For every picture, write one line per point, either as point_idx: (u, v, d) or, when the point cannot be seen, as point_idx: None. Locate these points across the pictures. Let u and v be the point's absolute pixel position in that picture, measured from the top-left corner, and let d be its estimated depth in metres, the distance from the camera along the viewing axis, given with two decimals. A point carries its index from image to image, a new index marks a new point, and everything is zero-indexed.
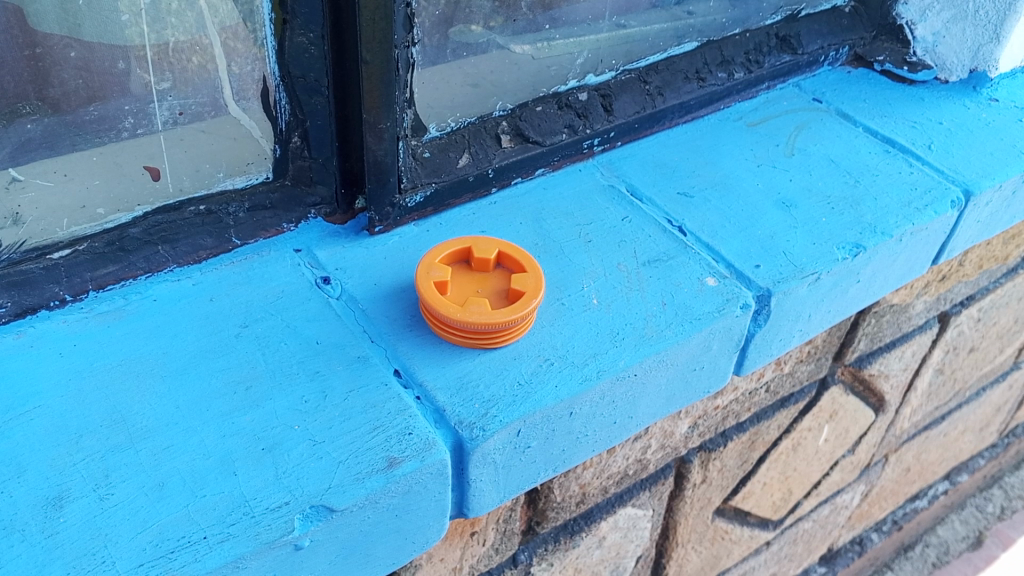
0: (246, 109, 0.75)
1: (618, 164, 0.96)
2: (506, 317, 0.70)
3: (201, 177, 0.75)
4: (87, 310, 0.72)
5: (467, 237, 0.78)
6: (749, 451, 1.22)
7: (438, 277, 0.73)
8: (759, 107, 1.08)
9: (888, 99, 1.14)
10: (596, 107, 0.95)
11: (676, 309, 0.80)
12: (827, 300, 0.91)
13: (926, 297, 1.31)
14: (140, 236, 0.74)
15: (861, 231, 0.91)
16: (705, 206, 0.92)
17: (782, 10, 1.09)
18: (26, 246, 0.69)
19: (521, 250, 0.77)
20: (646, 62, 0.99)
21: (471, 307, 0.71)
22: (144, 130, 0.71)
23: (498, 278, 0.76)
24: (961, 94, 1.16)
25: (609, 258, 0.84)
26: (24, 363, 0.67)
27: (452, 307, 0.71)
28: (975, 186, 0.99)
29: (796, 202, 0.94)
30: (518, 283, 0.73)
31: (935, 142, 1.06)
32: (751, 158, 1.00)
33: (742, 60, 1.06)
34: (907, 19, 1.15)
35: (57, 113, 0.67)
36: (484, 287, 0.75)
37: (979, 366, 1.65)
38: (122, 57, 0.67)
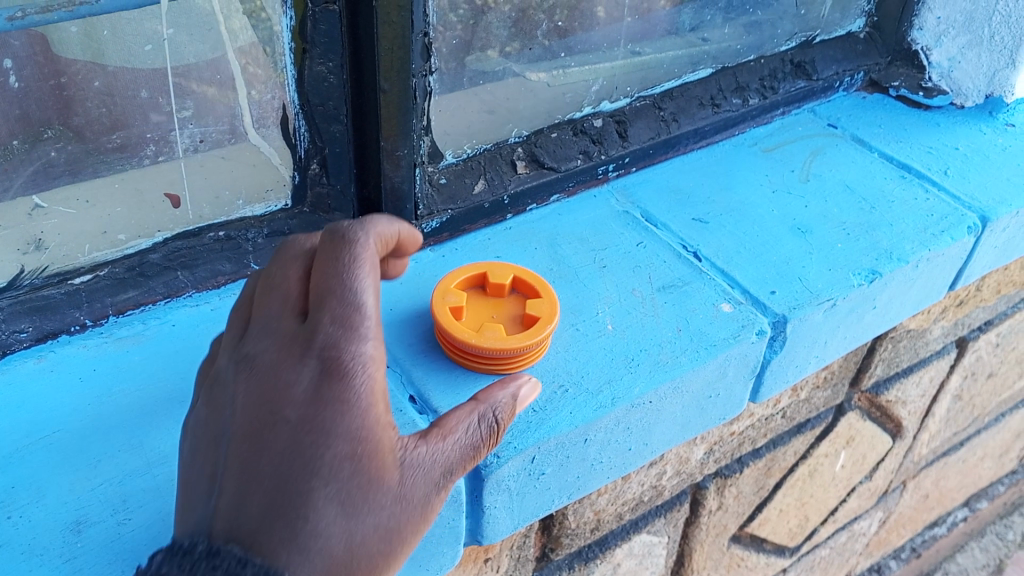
0: (266, 137, 0.76)
1: (632, 189, 0.97)
2: (520, 342, 0.71)
3: (220, 204, 0.76)
4: (106, 334, 0.73)
5: (482, 263, 0.78)
6: (766, 476, 1.21)
7: (453, 302, 0.74)
8: (774, 133, 1.09)
9: (903, 124, 1.14)
10: (611, 133, 0.95)
11: (691, 335, 0.80)
12: (843, 326, 0.90)
13: (943, 323, 1.31)
14: (160, 261, 0.75)
15: (877, 257, 0.91)
16: (720, 232, 0.92)
17: (796, 37, 1.09)
18: (49, 271, 0.70)
19: (536, 275, 0.78)
20: (661, 88, 0.99)
21: (487, 333, 0.72)
22: (165, 157, 0.72)
23: (514, 304, 0.76)
24: (977, 119, 1.16)
25: (624, 283, 0.84)
26: (45, 387, 0.68)
27: (468, 332, 0.72)
28: (992, 213, 0.99)
29: (812, 228, 0.94)
30: (534, 309, 0.74)
31: (951, 168, 1.06)
32: (767, 184, 1.00)
33: (757, 86, 1.07)
34: (922, 44, 1.15)
35: (81, 140, 0.68)
36: (500, 313, 0.75)
37: (998, 391, 1.63)
38: (145, 86, 0.68)
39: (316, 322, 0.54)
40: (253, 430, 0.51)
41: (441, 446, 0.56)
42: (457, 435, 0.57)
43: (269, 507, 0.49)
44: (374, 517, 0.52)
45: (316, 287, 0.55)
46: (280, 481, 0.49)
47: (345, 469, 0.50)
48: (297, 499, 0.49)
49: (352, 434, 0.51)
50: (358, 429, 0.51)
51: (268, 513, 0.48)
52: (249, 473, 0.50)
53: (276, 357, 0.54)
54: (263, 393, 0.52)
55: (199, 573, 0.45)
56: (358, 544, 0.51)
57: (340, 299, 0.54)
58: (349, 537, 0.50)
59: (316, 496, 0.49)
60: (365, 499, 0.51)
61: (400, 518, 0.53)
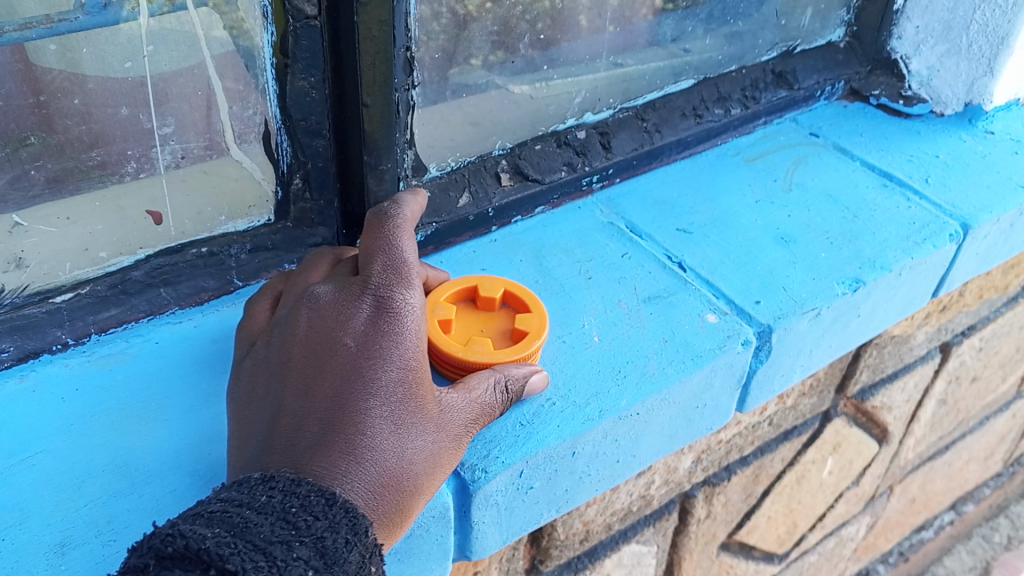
0: (248, 152, 0.75)
1: (617, 201, 0.97)
2: (507, 358, 0.70)
3: (202, 220, 0.76)
4: (88, 353, 0.72)
5: (470, 276, 0.78)
6: (753, 484, 1.21)
7: (443, 315, 0.73)
8: (756, 142, 1.09)
9: (884, 132, 1.15)
10: (595, 145, 0.96)
11: (676, 346, 0.80)
12: (827, 335, 0.90)
13: (927, 328, 1.31)
14: (142, 278, 0.74)
15: (860, 265, 0.91)
16: (704, 242, 0.92)
17: (778, 46, 1.10)
18: (29, 289, 0.70)
19: (526, 290, 0.78)
20: (644, 100, 1.00)
21: (474, 347, 0.71)
22: (147, 173, 0.72)
23: (503, 318, 0.76)
24: (956, 127, 1.17)
25: (610, 295, 0.84)
26: (27, 408, 0.67)
27: (456, 346, 0.71)
28: (973, 220, 1.00)
29: (795, 237, 0.94)
30: (523, 323, 0.74)
31: (932, 176, 1.07)
32: (750, 194, 1.00)
33: (740, 96, 1.07)
34: (901, 53, 1.16)
35: (61, 156, 0.68)
36: (489, 327, 0.75)
37: (982, 395, 1.64)
38: (126, 102, 0.67)
39: (367, 274, 0.67)
40: (316, 362, 0.62)
41: (469, 396, 0.65)
42: (482, 391, 0.66)
43: (328, 427, 0.58)
44: (418, 437, 0.60)
45: (366, 248, 0.68)
46: (338, 404, 0.59)
47: (393, 394, 0.60)
48: (352, 418, 0.59)
49: (400, 363, 0.62)
50: (404, 362, 0.62)
51: (327, 434, 0.58)
52: (310, 398, 0.60)
53: (334, 301, 0.66)
54: (324, 331, 0.64)
55: (262, 492, 0.54)
56: (408, 460, 0.59)
57: (385, 262, 0.67)
58: (399, 452, 0.59)
59: (369, 417, 0.59)
60: (410, 419, 0.61)
61: (441, 440, 0.62)
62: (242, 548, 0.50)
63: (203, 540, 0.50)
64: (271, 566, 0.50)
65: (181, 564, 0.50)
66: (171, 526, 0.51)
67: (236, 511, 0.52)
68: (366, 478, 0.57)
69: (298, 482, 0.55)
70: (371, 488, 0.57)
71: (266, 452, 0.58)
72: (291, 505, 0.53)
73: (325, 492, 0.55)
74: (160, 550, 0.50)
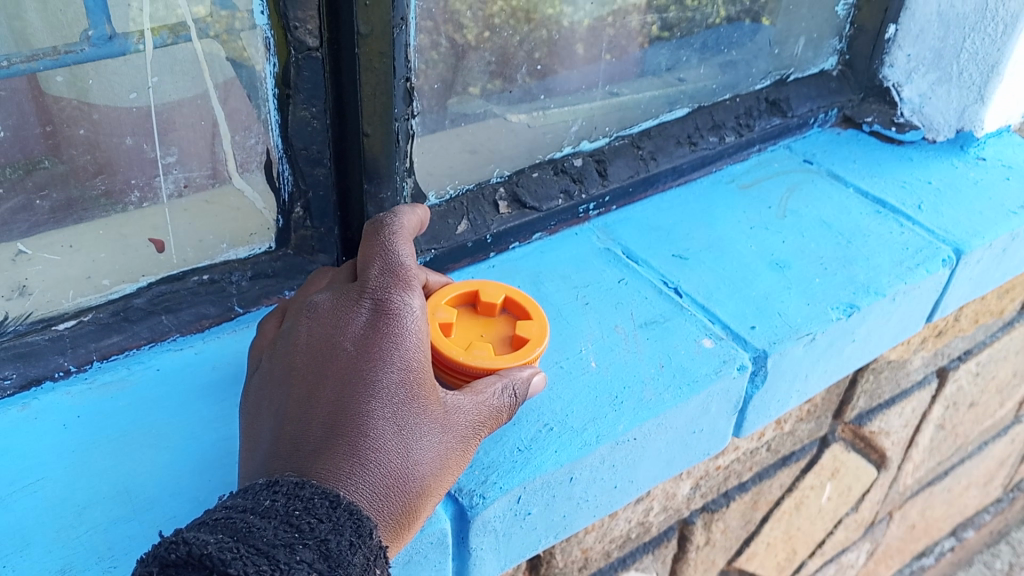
0: (251, 181, 0.76)
1: (613, 227, 0.98)
2: (510, 363, 0.69)
3: (204, 248, 0.77)
4: (90, 380, 0.73)
5: (473, 281, 0.77)
6: (752, 510, 1.21)
7: (443, 319, 0.72)
8: (750, 170, 1.11)
9: (877, 159, 1.17)
10: (592, 173, 0.97)
11: (673, 371, 0.81)
12: (823, 360, 0.91)
13: (923, 353, 1.32)
14: (145, 305, 0.75)
15: (854, 290, 0.92)
16: (700, 268, 0.93)
17: (772, 74, 1.12)
18: (33, 317, 0.70)
19: (527, 296, 0.77)
20: (639, 128, 1.01)
21: (475, 352, 0.71)
22: (150, 202, 0.73)
23: (503, 324, 0.75)
24: (949, 154, 1.19)
25: (607, 320, 0.85)
26: (29, 435, 0.67)
27: (457, 350, 0.70)
28: (965, 245, 1.01)
29: (789, 263, 0.95)
30: (524, 330, 0.73)
31: (925, 203, 1.08)
32: (745, 220, 1.01)
33: (734, 124, 1.09)
34: (893, 82, 1.18)
35: (67, 186, 0.69)
36: (489, 332, 0.74)
37: (980, 420, 1.65)
38: (130, 132, 0.68)
39: (366, 278, 0.66)
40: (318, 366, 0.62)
41: (476, 398, 0.64)
42: (489, 394, 0.65)
43: (330, 430, 0.58)
44: (423, 439, 0.60)
45: (366, 253, 0.68)
46: (339, 406, 0.59)
47: (396, 394, 0.60)
48: (354, 421, 0.58)
49: (402, 361, 0.61)
50: (406, 361, 0.62)
51: (329, 437, 0.58)
52: (313, 401, 0.60)
53: (335, 307, 0.66)
54: (325, 337, 0.64)
55: (264, 496, 0.53)
56: (413, 460, 0.59)
57: (382, 265, 0.67)
58: (403, 453, 0.59)
59: (371, 419, 0.59)
60: (414, 419, 0.60)
61: (446, 440, 0.61)
62: (244, 552, 0.50)
63: (207, 544, 0.49)
64: (274, 569, 0.49)
65: (184, 571, 0.49)
66: (175, 533, 0.51)
67: (239, 517, 0.52)
68: (371, 480, 0.57)
69: (302, 486, 0.55)
70: (376, 490, 0.57)
71: (271, 459, 0.58)
72: (295, 508, 0.53)
73: (329, 495, 0.54)
74: (164, 557, 0.50)
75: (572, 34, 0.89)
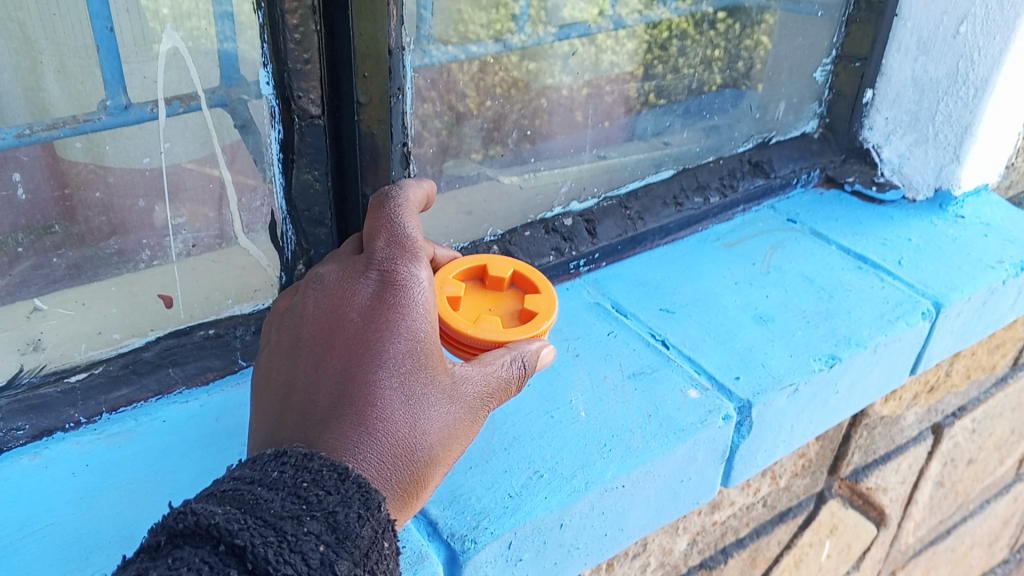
0: (255, 240, 0.81)
1: (603, 283, 1.02)
2: (517, 335, 0.70)
3: (211, 304, 0.81)
4: (99, 431, 0.75)
5: (480, 257, 0.79)
6: (751, 567, 1.23)
7: (451, 292, 0.74)
8: (736, 228, 1.15)
9: (859, 218, 1.21)
10: (581, 231, 1.01)
11: (660, 420, 0.83)
12: (807, 411, 0.94)
13: (916, 408, 1.35)
14: (152, 359, 0.78)
15: (836, 342, 0.96)
16: (686, 321, 0.97)
17: (754, 137, 1.19)
18: (46, 369, 0.74)
19: (534, 273, 0.79)
20: (626, 189, 1.07)
21: (483, 325, 0.72)
22: (160, 260, 0.77)
23: (511, 300, 0.77)
24: (928, 213, 1.23)
25: (596, 371, 0.88)
26: (39, 484, 0.70)
27: (464, 323, 0.71)
28: (944, 299, 1.05)
29: (773, 316, 0.99)
30: (532, 304, 0.74)
31: (905, 258, 1.12)
32: (729, 276, 1.05)
33: (718, 185, 1.14)
34: (873, 143, 1.23)
35: (83, 245, 0.73)
36: (497, 308, 0.76)
37: (980, 477, 1.67)
38: (143, 195, 0.73)
39: (372, 250, 0.66)
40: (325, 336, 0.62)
41: (484, 369, 0.64)
42: (497, 365, 0.65)
43: (337, 399, 0.58)
44: (430, 407, 0.60)
45: (373, 227, 0.68)
46: (346, 376, 0.59)
47: (402, 363, 0.60)
48: (361, 390, 0.58)
49: (408, 331, 0.61)
50: (412, 331, 0.61)
51: (336, 406, 0.58)
52: (319, 372, 0.59)
53: (341, 278, 0.65)
54: (331, 308, 0.63)
55: (273, 468, 0.53)
56: (420, 430, 0.59)
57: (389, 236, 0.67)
58: (410, 421, 0.59)
59: (378, 388, 0.58)
60: (421, 388, 0.60)
61: (454, 409, 0.61)
62: (250, 525, 0.49)
63: (214, 514, 0.49)
64: (281, 541, 0.49)
65: (192, 541, 0.49)
66: (183, 505, 0.51)
67: (247, 488, 0.52)
68: (378, 449, 0.57)
69: (310, 457, 0.54)
70: (383, 460, 0.57)
71: (279, 429, 0.58)
72: (303, 479, 0.53)
73: (337, 467, 0.54)
74: (173, 526, 0.50)
75: (570, 101, 0.97)
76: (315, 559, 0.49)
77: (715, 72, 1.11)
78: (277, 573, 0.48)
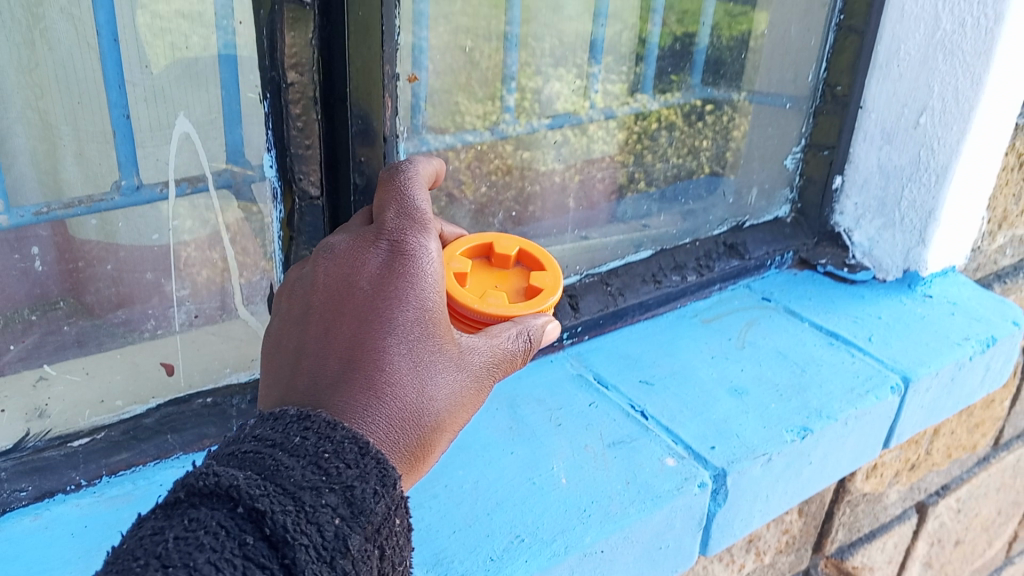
0: (254, 312, 0.86)
1: (585, 355, 1.06)
2: (522, 311, 0.72)
3: (209, 373, 0.85)
4: (98, 493, 0.78)
5: (485, 236, 0.80)
6: None
7: (458, 268, 0.75)
8: (713, 306, 1.20)
9: (831, 296, 1.26)
10: (565, 306, 1.05)
11: (638, 487, 0.87)
12: (782, 481, 0.98)
13: (898, 486, 1.38)
14: (152, 425, 0.82)
15: (807, 415, 1.00)
16: (665, 392, 1.01)
17: (728, 220, 1.25)
18: (51, 434, 0.77)
19: (540, 251, 0.80)
20: (607, 267, 1.12)
21: (489, 301, 0.73)
22: (164, 330, 0.82)
23: (516, 277, 0.78)
24: (897, 292, 1.29)
25: (577, 440, 0.92)
26: (39, 544, 0.72)
27: (472, 298, 0.72)
28: (912, 373, 1.09)
29: (747, 389, 1.03)
30: (537, 281, 0.76)
31: (875, 335, 1.17)
32: (706, 350, 1.10)
33: (694, 265, 1.19)
34: (844, 227, 1.30)
35: (92, 315, 0.79)
36: (503, 284, 0.77)
37: (968, 559, 1.69)
38: (150, 269, 0.79)
39: (381, 219, 0.66)
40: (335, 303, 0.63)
41: (490, 341, 0.66)
42: (503, 338, 0.67)
43: (349, 366, 0.59)
44: (439, 375, 0.62)
45: (381, 197, 0.68)
46: (358, 344, 0.60)
47: (412, 332, 0.61)
48: (372, 356, 0.60)
49: (418, 302, 0.62)
50: (422, 301, 0.62)
51: (348, 372, 0.59)
52: (330, 339, 0.61)
53: (351, 249, 0.65)
54: (340, 276, 0.64)
55: (292, 432, 0.54)
56: (427, 396, 0.61)
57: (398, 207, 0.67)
58: (419, 388, 0.61)
59: (388, 355, 0.60)
60: (430, 357, 0.62)
61: (460, 377, 0.63)
62: (272, 492, 0.51)
63: (236, 478, 0.50)
64: (299, 510, 0.50)
65: (209, 502, 0.50)
66: (202, 467, 0.52)
67: (268, 453, 0.53)
68: (388, 415, 0.59)
69: (333, 426, 0.55)
70: (392, 425, 0.59)
71: (290, 392, 0.59)
72: (325, 449, 0.54)
73: (358, 441, 0.55)
74: (191, 485, 0.51)
75: (563, 186, 1.09)
76: (330, 531, 0.51)
77: (703, 161, 1.22)
78: (295, 542, 0.49)
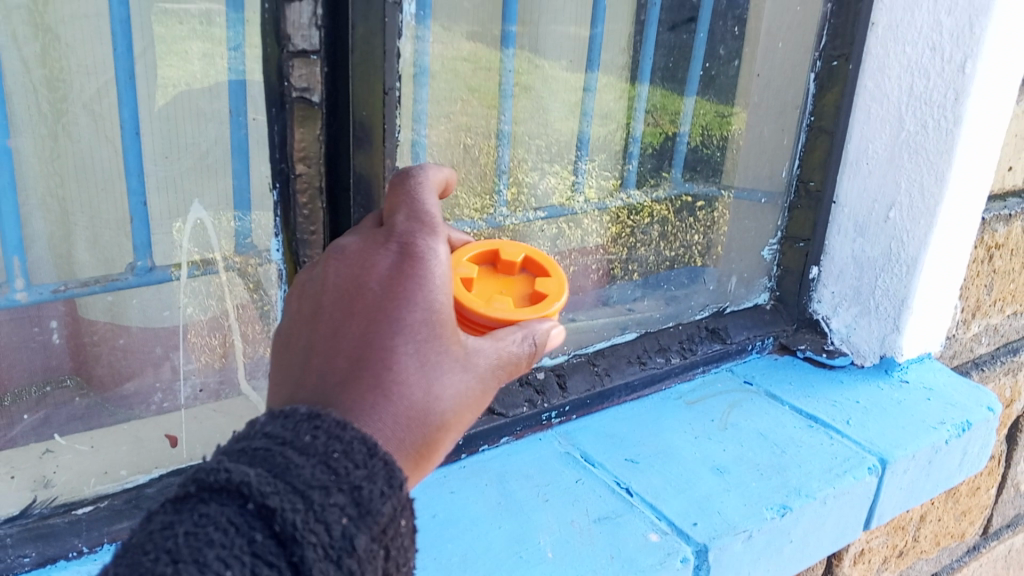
0: (257, 387, 0.91)
1: (573, 434, 1.10)
2: (528, 314, 0.71)
3: (211, 446, 0.88)
4: (100, 561, 0.77)
5: (491, 241, 0.79)
6: None
7: (464, 274, 0.74)
8: (696, 388, 1.24)
9: (811, 381, 1.30)
10: (553, 385, 1.10)
11: (622, 561, 0.89)
12: (763, 559, 1.00)
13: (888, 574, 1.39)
14: (155, 494, 0.83)
15: (787, 493, 1.03)
16: (649, 470, 1.04)
17: (709, 306, 1.31)
18: (57, 501, 0.79)
19: (546, 257, 0.79)
20: (593, 348, 1.17)
21: (495, 305, 0.72)
22: (169, 404, 0.87)
23: (522, 282, 0.77)
24: (875, 376, 1.32)
25: (564, 516, 0.95)
26: None
27: (477, 302, 0.71)
28: (889, 455, 1.13)
29: (729, 468, 1.07)
30: (543, 286, 0.75)
31: (853, 419, 1.21)
32: (690, 430, 1.14)
33: (677, 348, 1.24)
34: (822, 314, 1.36)
35: (104, 389, 0.85)
36: (509, 289, 0.75)
37: None
38: (160, 344, 0.86)
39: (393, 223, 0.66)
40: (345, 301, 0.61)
41: (500, 343, 0.64)
42: (513, 340, 0.65)
43: (354, 365, 0.57)
44: (446, 374, 0.58)
45: (395, 203, 0.69)
46: (364, 341, 0.57)
47: (420, 330, 0.58)
48: (378, 355, 0.57)
49: (426, 300, 0.60)
50: (432, 299, 0.60)
51: (353, 371, 0.56)
52: (336, 337, 0.58)
53: (360, 247, 0.64)
54: (349, 276, 0.62)
55: (302, 431, 0.51)
56: (435, 395, 0.58)
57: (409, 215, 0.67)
58: (426, 389, 0.57)
59: (394, 354, 0.57)
60: (438, 355, 0.58)
61: (468, 377, 0.60)
62: (282, 489, 0.48)
63: (247, 474, 0.48)
64: (309, 509, 0.48)
65: (218, 498, 0.48)
66: (212, 460, 0.49)
67: (279, 450, 0.50)
68: (394, 416, 0.56)
69: (342, 428, 0.52)
70: (399, 426, 0.56)
71: (293, 393, 0.57)
72: (335, 449, 0.51)
73: (367, 443, 0.52)
74: (201, 479, 0.48)
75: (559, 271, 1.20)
76: (338, 531, 0.48)
77: (681, 250, 1.33)
78: (305, 542, 0.47)
